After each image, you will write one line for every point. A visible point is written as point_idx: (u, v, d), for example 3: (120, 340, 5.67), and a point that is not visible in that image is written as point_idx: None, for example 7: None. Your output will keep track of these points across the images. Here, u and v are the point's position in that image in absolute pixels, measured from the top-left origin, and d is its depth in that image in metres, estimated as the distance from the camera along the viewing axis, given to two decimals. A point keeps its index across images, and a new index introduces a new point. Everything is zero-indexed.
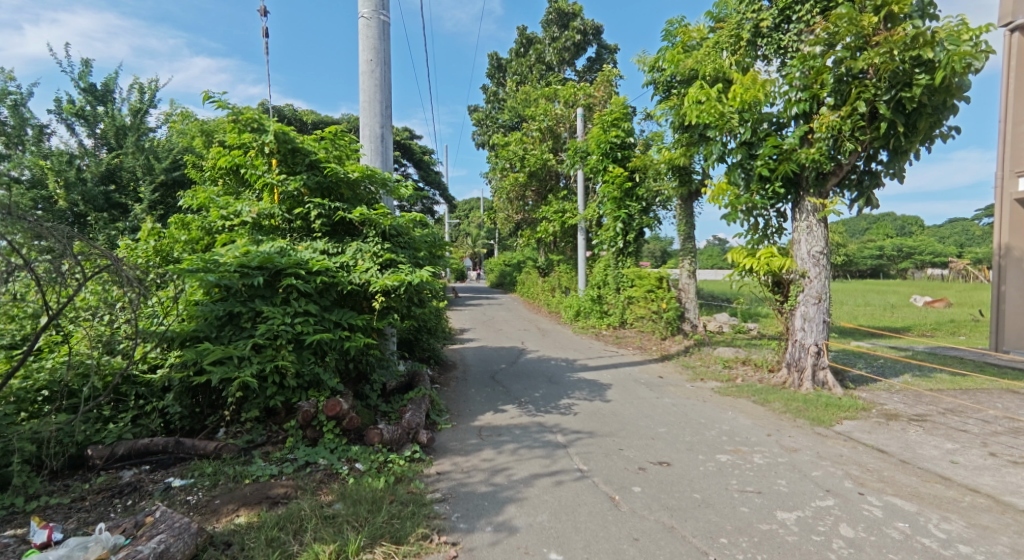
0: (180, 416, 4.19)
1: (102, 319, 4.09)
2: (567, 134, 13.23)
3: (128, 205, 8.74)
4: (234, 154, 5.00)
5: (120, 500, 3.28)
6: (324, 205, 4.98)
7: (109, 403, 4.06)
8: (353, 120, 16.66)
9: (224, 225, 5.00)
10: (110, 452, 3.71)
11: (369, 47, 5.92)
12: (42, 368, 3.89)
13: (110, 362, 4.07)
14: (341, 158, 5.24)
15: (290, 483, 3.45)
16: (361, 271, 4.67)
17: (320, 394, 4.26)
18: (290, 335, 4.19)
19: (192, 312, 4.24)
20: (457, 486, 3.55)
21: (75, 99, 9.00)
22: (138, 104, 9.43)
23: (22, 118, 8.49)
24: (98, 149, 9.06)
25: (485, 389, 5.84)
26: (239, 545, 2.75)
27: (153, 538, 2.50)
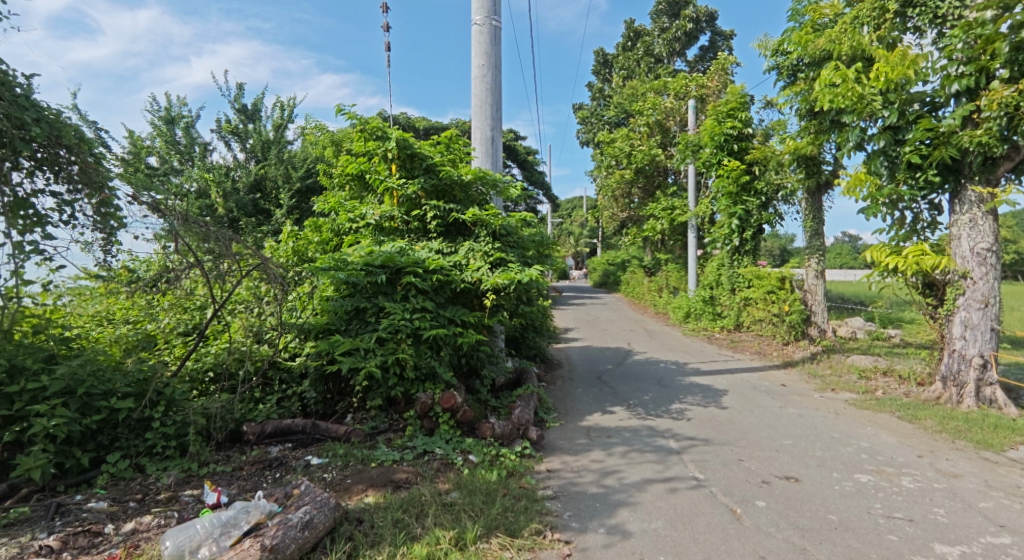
0: (315, 401, 4.63)
1: (253, 311, 4.65)
2: (677, 128, 12.75)
3: (271, 210, 9.84)
4: (360, 161, 5.40)
5: (270, 472, 3.70)
6: (439, 207, 5.25)
7: (259, 386, 4.62)
8: (461, 124, 17.34)
9: (351, 227, 5.38)
10: (260, 428, 4.20)
11: (482, 53, 6.13)
12: (209, 353, 4.49)
13: (260, 350, 4.56)
14: (454, 161, 5.50)
15: (411, 469, 3.67)
16: (472, 270, 4.86)
17: (436, 387, 4.49)
18: (409, 330, 4.48)
19: (325, 307, 4.69)
20: (568, 485, 3.56)
21: (231, 118, 10.29)
22: (280, 120, 10.58)
23: (191, 138, 9.87)
24: (248, 162, 10.28)
25: (592, 389, 5.79)
26: (370, 522, 2.98)
27: (300, 508, 2.79)
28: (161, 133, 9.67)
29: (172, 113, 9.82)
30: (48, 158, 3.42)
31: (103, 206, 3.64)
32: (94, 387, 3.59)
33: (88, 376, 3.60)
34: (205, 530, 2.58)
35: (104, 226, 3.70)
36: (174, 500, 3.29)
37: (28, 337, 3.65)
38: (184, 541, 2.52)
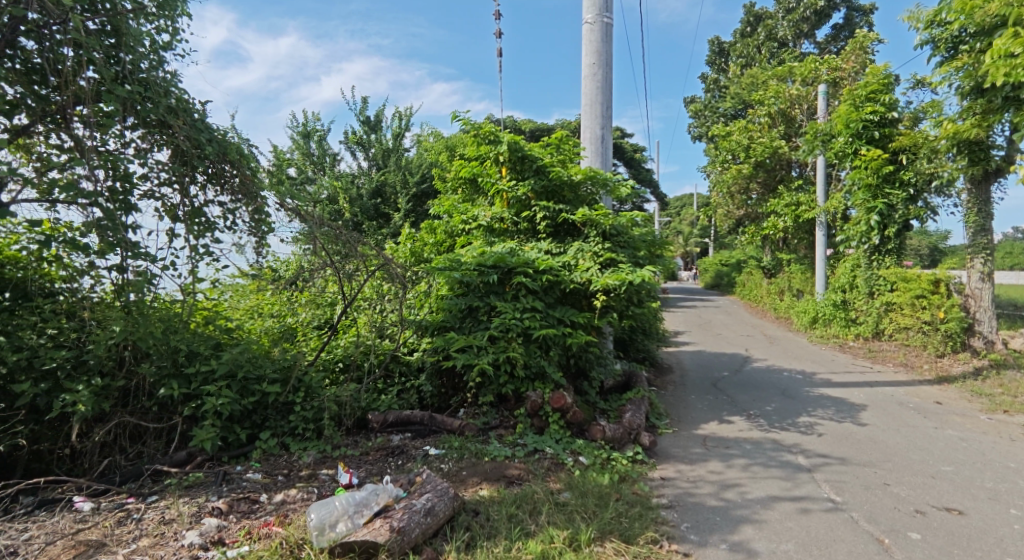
0: (431, 394, 4.89)
1: (377, 309, 5.03)
2: (804, 116, 11.73)
3: (390, 214, 10.56)
4: (473, 165, 5.61)
5: (393, 459, 3.96)
6: (549, 208, 5.29)
7: (381, 377, 4.95)
8: (567, 125, 17.36)
9: (464, 228, 5.63)
10: (383, 417, 4.52)
11: (593, 51, 6.08)
12: (339, 345, 4.91)
13: (383, 344, 4.91)
14: (565, 162, 5.53)
15: (523, 466, 3.74)
16: (582, 270, 4.84)
17: (545, 386, 4.53)
18: (520, 329, 4.57)
19: (441, 305, 4.92)
20: (684, 496, 3.41)
21: (357, 130, 11.21)
22: (399, 129, 11.33)
23: (323, 150, 10.90)
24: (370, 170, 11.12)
25: (707, 396, 5.50)
26: (486, 515, 3.07)
27: (423, 495, 2.95)
28: (300, 147, 10.79)
29: (308, 128, 10.92)
30: (216, 172, 3.96)
31: (257, 213, 4.17)
32: (250, 372, 4.11)
33: (245, 362, 4.12)
34: (342, 506, 2.82)
35: (257, 230, 4.23)
36: (313, 477, 3.65)
37: (201, 327, 4.27)
38: (325, 515, 2.76)
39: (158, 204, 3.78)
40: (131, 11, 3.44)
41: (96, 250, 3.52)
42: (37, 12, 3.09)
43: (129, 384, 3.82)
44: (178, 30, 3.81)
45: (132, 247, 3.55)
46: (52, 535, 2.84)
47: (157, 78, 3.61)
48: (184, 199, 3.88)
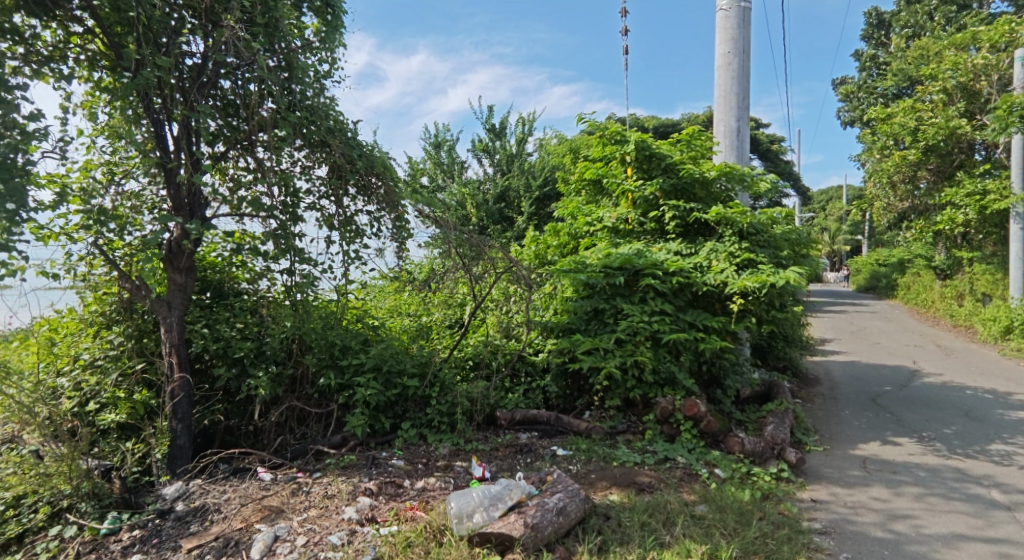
0: (556, 395, 4.94)
1: (503, 310, 5.21)
2: (993, 89, 9.94)
3: (514, 217, 10.93)
4: (598, 166, 5.58)
5: (522, 456, 4.07)
6: (678, 207, 5.08)
7: (508, 376, 5.06)
8: (693, 118, 16.54)
9: (588, 230, 5.60)
10: (511, 415, 4.65)
11: (728, 39, 5.74)
12: (469, 344, 5.12)
13: (510, 344, 5.06)
14: (696, 158, 5.32)
15: (653, 474, 3.62)
16: (716, 271, 4.58)
17: (676, 392, 4.37)
18: (648, 333, 4.44)
19: (566, 307, 4.92)
20: (842, 522, 3.05)
21: (484, 137, 11.73)
22: (522, 134, 11.65)
23: (453, 158, 11.58)
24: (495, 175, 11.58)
25: (864, 413, 4.90)
26: (617, 520, 3.02)
27: (555, 494, 2.99)
28: (432, 156, 11.58)
29: (439, 139, 11.65)
30: (365, 185, 4.39)
31: (397, 220, 4.57)
32: (393, 366, 4.49)
33: (389, 357, 4.51)
34: (479, 498, 2.95)
35: (398, 236, 4.63)
36: (449, 468, 3.88)
37: (352, 325, 4.76)
38: (464, 504, 2.91)
39: (318, 215, 4.29)
40: (301, 48, 3.95)
41: (272, 256, 4.09)
42: (233, 56, 3.68)
43: (295, 372, 4.37)
44: (336, 60, 4.30)
45: (299, 253, 4.07)
46: (243, 498, 3.36)
47: (320, 103, 4.09)
48: (339, 209, 4.35)
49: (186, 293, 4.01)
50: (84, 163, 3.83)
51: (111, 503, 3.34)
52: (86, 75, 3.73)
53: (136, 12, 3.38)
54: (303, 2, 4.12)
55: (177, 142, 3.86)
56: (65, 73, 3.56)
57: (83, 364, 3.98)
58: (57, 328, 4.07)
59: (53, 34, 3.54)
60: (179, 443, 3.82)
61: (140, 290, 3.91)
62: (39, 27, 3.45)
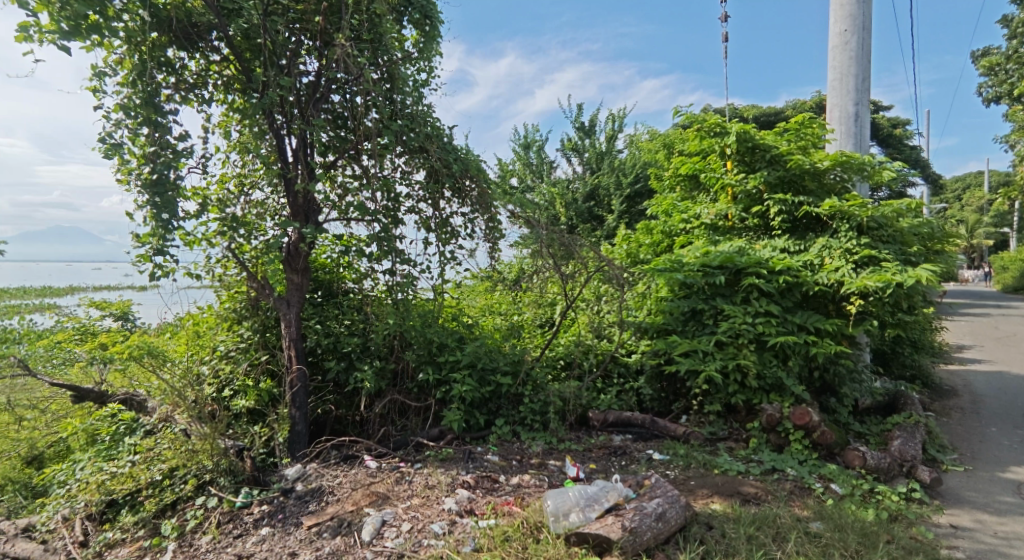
0: (651, 398, 4.81)
1: (594, 309, 5.16)
2: None
3: (604, 216, 10.80)
4: (695, 160, 5.36)
5: (616, 459, 4.02)
6: (786, 201, 4.74)
7: (600, 377, 4.98)
8: (799, 105, 15.36)
9: (684, 228, 5.40)
10: (604, 416, 4.59)
11: (845, 16, 5.33)
12: (560, 343, 5.11)
13: (602, 344, 5.00)
14: (806, 147, 4.97)
15: (760, 485, 3.41)
16: (830, 270, 4.23)
17: (784, 399, 4.09)
18: (752, 335, 4.20)
19: (661, 307, 4.76)
20: (991, 554, 2.69)
21: (573, 136, 11.72)
22: (612, 131, 11.47)
23: (542, 158, 11.67)
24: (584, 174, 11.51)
25: (1015, 431, 4.28)
26: (721, 531, 2.88)
27: (653, 499, 2.91)
28: (521, 157, 11.75)
29: (528, 139, 11.78)
30: (459, 188, 4.55)
31: (490, 221, 4.69)
32: (487, 364, 4.60)
33: (483, 355, 4.63)
34: (575, 498, 2.94)
35: (491, 236, 4.77)
36: (543, 466, 3.91)
37: (447, 323, 4.96)
38: (561, 503, 2.92)
39: (416, 217, 4.51)
40: (401, 59, 4.17)
41: (376, 257, 4.36)
42: (343, 72, 3.96)
43: (396, 367, 4.62)
44: (434, 69, 4.49)
45: (400, 254, 4.31)
46: (354, 483, 3.61)
47: (420, 111, 4.30)
48: (436, 212, 4.54)
49: (303, 292, 4.38)
50: (221, 176, 4.34)
51: (244, 479, 3.75)
52: (223, 98, 4.21)
53: (262, 38, 3.75)
54: (404, 16, 4.34)
55: (295, 154, 4.24)
56: (206, 97, 4.05)
57: (219, 355, 4.49)
58: (199, 322, 4.63)
59: (197, 64, 4.03)
60: (298, 429, 4.17)
61: (265, 288, 4.34)
62: (186, 58, 3.95)
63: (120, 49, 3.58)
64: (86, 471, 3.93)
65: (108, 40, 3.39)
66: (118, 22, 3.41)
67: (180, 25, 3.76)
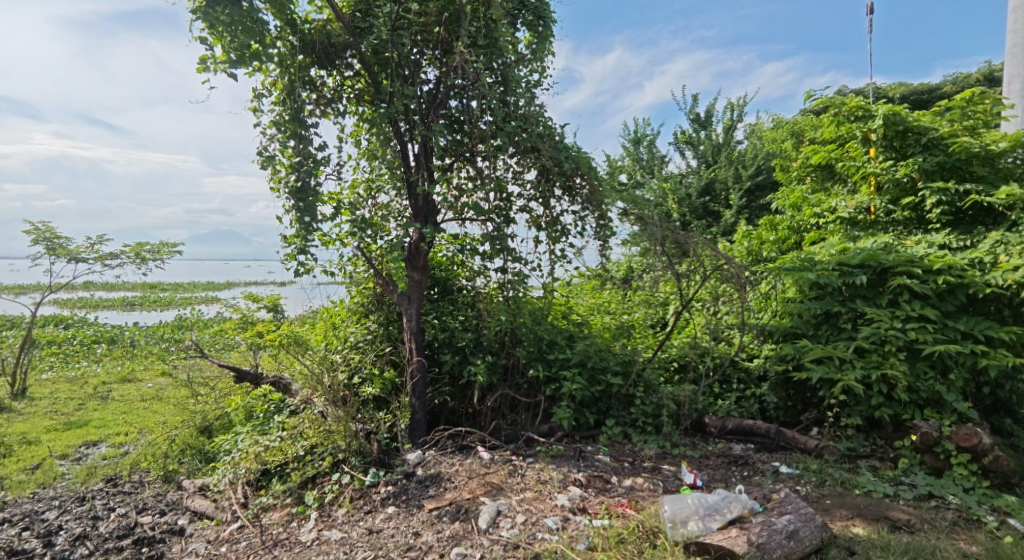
0: (776, 407, 4.45)
1: (711, 310, 4.90)
2: None
3: (721, 211, 10.30)
4: (830, 149, 4.90)
5: (738, 469, 3.79)
6: (946, 190, 4.16)
7: (717, 382, 4.72)
8: (960, 79, 13.35)
9: (816, 223, 4.95)
10: (722, 423, 4.33)
11: None
12: (673, 345, 4.93)
13: (720, 347, 4.74)
14: (973, 128, 4.33)
15: (912, 511, 3.02)
16: (1006, 270, 3.63)
17: (943, 417, 3.59)
18: (901, 342, 3.73)
19: (789, 309, 4.39)
20: None
21: (688, 129, 11.39)
22: (730, 121, 10.92)
23: (653, 154, 11.47)
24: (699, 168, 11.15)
25: None
26: (866, 558, 2.59)
27: (784, 515, 2.70)
28: (631, 153, 11.60)
29: (638, 135, 11.60)
30: (570, 186, 4.55)
31: (601, 219, 4.66)
32: (597, 363, 4.56)
33: (593, 354, 4.60)
34: (695, 505, 2.81)
35: (602, 234, 4.73)
36: (657, 470, 3.79)
37: (557, 321, 4.99)
38: (679, 510, 2.81)
39: (528, 216, 4.59)
40: (516, 62, 4.26)
41: (489, 255, 4.51)
42: (461, 78, 4.14)
43: (508, 363, 4.73)
44: (547, 70, 4.54)
45: (512, 253, 4.42)
46: (470, 472, 3.78)
47: (532, 111, 4.34)
48: (546, 211, 4.59)
49: (422, 288, 4.66)
50: (353, 182, 4.73)
51: (371, 460, 4.07)
52: (354, 111, 4.60)
53: (390, 52, 4.04)
54: (518, 19, 4.43)
55: (417, 159, 4.51)
56: (340, 110, 4.45)
57: (350, 345, 4.91)
58: (333, 315, 5.12)
59: (334, 80, 4.44)
60: (417, 417, 4.45)
61: (389, 285, 4.67)
62: (325, 76, 4.37)
63: (274, 73, 4.06)
64: (245, 442, 4.52)
65: (264, 65, 3.86)
66: (274, 48, 3.87)
67: (321, 46, 4.18)
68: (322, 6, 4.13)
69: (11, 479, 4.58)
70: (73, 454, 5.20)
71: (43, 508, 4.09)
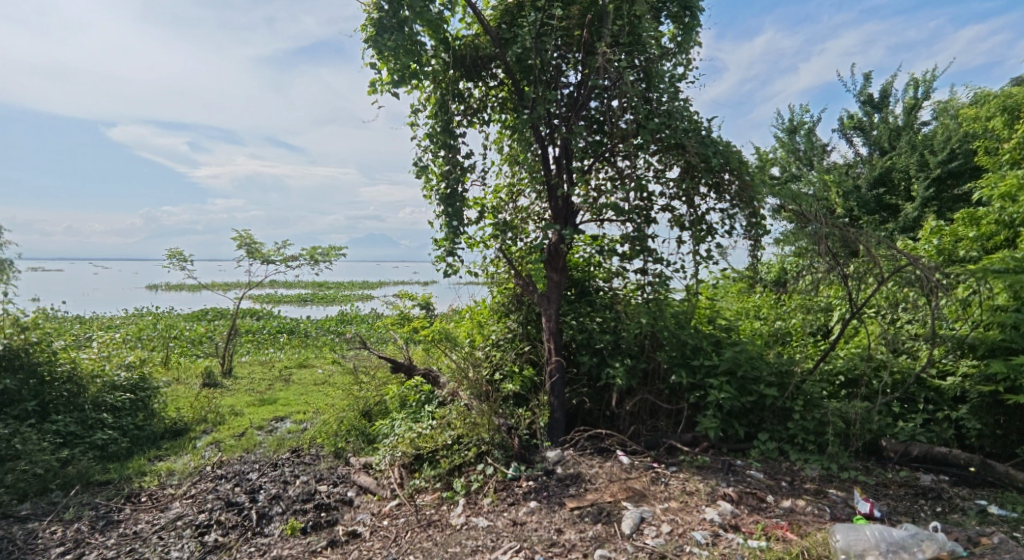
0: (978, 434, 3.77)
1: (888, 317, 4.29)
2: None
3: (899, 204, 9.10)
4: None
5: (928, 503, 3.27)
6: None
7: (898, 401, 4.11)
8: None
9: None
10: (904, 449, 3.78)
11: None
12: (840, 356, 4.39)
13: (901, 361, 4.12)
14: None
15: None
16: None
17: None
18: None
19: (999, 320, 3.68)
20: None
21: (857, 113, 10.52)
22: (912, 101, 9.78)
23: (814, 143, 10.57)
24: (872, 155, 10.14)
25: None
26: None
27: None
28: (787, 144, 10.83)
29: (795, 123, 10.83)
30: (718, 182, 4.29)
31: (753, 217, 4.32)
32: (748, 372, 4.22)
33: (743, 361, 4.26)
34: (875, 539, 2.46)
35: (753, 233, 4.39)
36: (822, 494, 3.42)
37: (702, 325, 4.74)
38: (854, 540, 2.49)
39: (670, 216, 4.43)
40: (661, 58, 4.13)
41: (629, 257, 4.43)
42: (605, 79, 4.13)
43: (648, 367, 4.59)
44: (693, 62, 4.32)
45: (653, 253, 4.29)
46: (610, 476, 3.74)
47: (677, 106, 4.15)
48: (691, 209, 4.38)
49: (560, 290, 4.70)
50: (495, 187, 4.97)
51: (513, 454, 4.23)
52: (498, 119, 4.82)
53: (534, 59, 4.17)
54: (662, 13, 4.30)
55: (557, 162, 4.58)
56: (485, 119, 4.69)
57: (492, 342, 5.15)
58: (476, 313, 5.41)
59: (480, 92, 4.69)
60: (556, 416, 4.51)
61: (529, 286, 4.78)
62: (472, 88, 4.63)
63: (428, 89, 4.41)
64: (402, 428, 4.99)
65: (420, 83, 4.21)
66: (429, 66, 4.20)
67: (470, 60, 4.43)
68: (471, 23, 4.39)
69: (224, 443, 5.57)
70: (268, 426, 6.17)
71: (248, 469, 4.91)
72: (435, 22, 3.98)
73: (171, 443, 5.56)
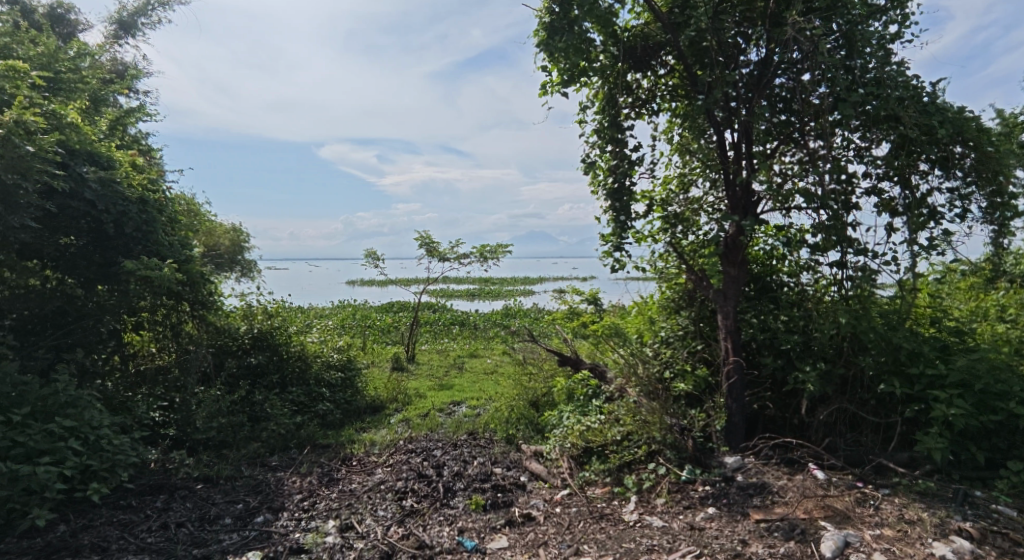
0: None
1: None
2: None
3: None
4: None
5: None
6: None
7: None
8: None
9: None
10: None
11: None
12: None
13: None
14: None
15: None
16: None
17: None
18: None
19: None
20: None
21: None
22: None
23: None
24: None
25: None
26: None
27: None
28: None
29: None
30: (946, 157, 3.58)
31: (998, 196, 3.53)
32: (991, 385, 3.46)
33: (983, 373, 3.50)
34: None
35: (997, 217, 3.58)
36: None
37: (920, 327, 4.02)
38: None
39: (877, 200, 3.81)
40: (866, 17, 3.58)
41: (823, 248, 3.93)
42: (794, 51, 3.72)
43: (848, 372, 4.02)
44: (909, 15, 3.64)
45: (855, 244, 3.74)
46: (804, 491, 3.38)
47: (888, 72, 3.55)
48: (906, 191, 3.72)
49: (739, 285, 4.33)
50: (665, 178, 4.79)
51: (687, 456, 4.05)
52: (668, 108, 4.63)
53: (710, 40, 3.91)
54: None
55: (734, 147, 4.24)
56: (655, 109, 4.55)
57: (661, 339, 4.98)
58: (644, 309, 5.29)
59: (649, 81, 4.56)
60: (735, 420, 4.19)
61: (702, 281, 4.50)
62: (641, 79, 4.51)
63: (595, 85, 4.42)
64: (570, 420, 5.11)
65: (587, 81, 4.25)
66: (597, 62, 4.20)
67: (639, 50, 4.32)
68: (640, 12, 4.29)
69: (413, 421, 6.29)
70: (447, 409, 6.81)
71: (433, 446, 5.47)
72: (604, 17, 3.97)
73: (372, 417, 6.43)
